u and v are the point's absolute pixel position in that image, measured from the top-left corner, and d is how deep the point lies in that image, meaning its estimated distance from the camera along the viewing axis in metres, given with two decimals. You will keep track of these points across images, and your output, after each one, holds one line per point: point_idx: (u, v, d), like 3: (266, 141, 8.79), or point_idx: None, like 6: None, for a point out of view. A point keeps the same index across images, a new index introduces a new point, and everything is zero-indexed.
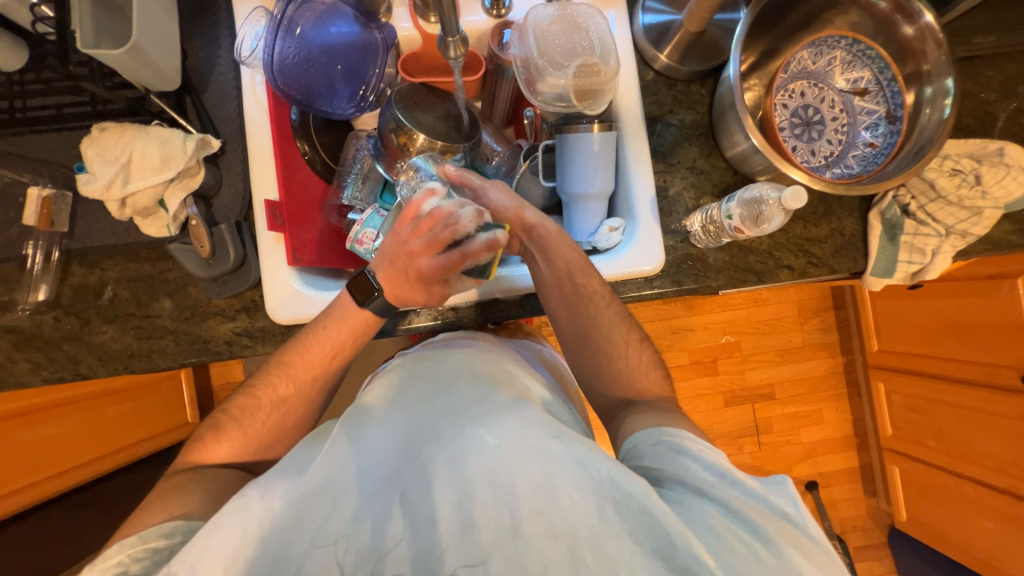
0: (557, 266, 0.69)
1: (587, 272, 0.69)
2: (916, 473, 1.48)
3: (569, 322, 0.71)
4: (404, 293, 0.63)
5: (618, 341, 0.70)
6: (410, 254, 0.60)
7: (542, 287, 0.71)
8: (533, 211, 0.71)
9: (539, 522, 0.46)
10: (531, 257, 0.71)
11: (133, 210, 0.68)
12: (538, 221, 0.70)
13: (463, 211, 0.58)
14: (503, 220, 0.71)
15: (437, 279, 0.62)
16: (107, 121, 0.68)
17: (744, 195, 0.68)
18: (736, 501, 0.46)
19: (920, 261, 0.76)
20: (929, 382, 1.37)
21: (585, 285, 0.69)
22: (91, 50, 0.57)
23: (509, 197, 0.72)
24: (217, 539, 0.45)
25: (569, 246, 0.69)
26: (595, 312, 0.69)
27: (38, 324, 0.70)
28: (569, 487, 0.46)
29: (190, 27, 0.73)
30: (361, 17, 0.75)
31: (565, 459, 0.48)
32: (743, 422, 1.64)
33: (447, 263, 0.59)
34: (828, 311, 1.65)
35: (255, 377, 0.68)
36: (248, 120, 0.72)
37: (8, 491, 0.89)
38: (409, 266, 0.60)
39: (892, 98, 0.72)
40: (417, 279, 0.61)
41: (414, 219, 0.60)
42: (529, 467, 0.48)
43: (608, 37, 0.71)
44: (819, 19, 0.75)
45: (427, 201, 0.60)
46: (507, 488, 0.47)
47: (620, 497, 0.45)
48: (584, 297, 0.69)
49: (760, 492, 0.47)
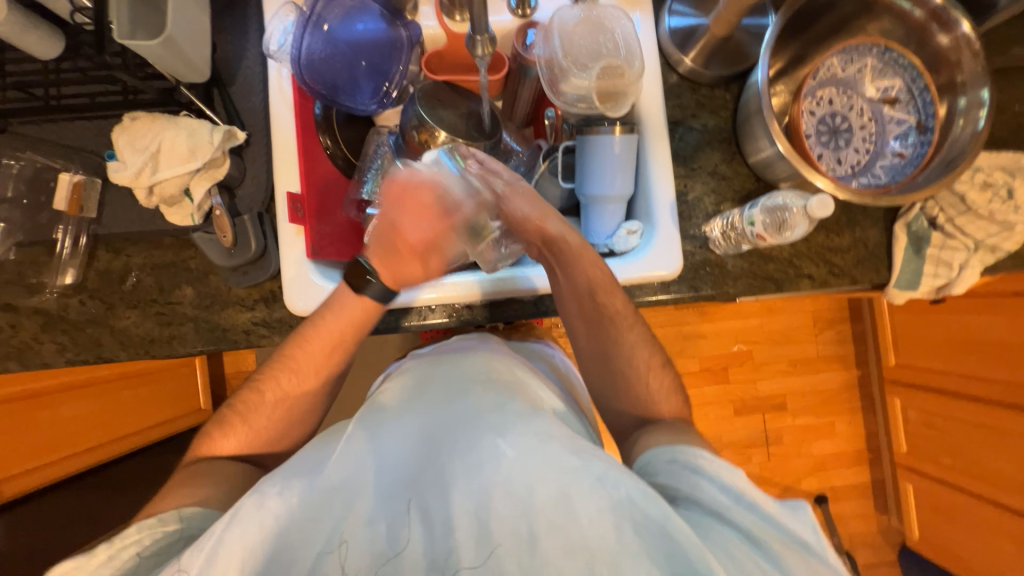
0: (579, 281, 0.68)
1: (610, 291, 0.68)
2: (932, 492, 1.45)
3: (587, 339, 0.72)
4: (403, 271, 0.65)
5: (632, 344, 0.70)
6: (400, 227, 0.64)
7: (561, 300, 0.71)
8: (556, 221, 0.69)
9: (556, 536, 0.46)
10: (550, 268, 0.70)
11: (160, 198, 0.69)
12: (560, 233, 0.68)
13: (444, 179, 0.67)
14: (523, 230, 0.70)
15: (429, 247, 0.65)
16: (138, 110, 0.69)
17: (767, 202, 0.67)
18: (757, 529, 0.45)
19: (946, 275, 0.74)
20: (946, 399, 1.34)
21: (606, 303, 0.68)
22: (129, 42, 0.59)
23: (533, 203, 0.69)
24: (237, 530, 0.45)
25: (593, 263, 0.67)
26: (615, 329, 0.69)
27: (64, 306, 0.72)
28: (588, 504, 0.46)
29: (221, 20, 0.75)
30: (387, 14, 0.75)
31: (584, 475, 0.48)
32: (752, 432, 1.62)
33: (439, 228, 0.65)
34: (844, 323, 1.63)
35: (260, 372, 0.68)
36: (274, 114, 0.73)
37: (26, 469, 0.91)
38: (400, 238, 0.64)
39: (924, 108, 0.71)
40: (411, 250, 0.64)
41: (405, 191, 0.65)
42: (548, 482, 0.48)
43: (632, 38, 0.71)
44: (851, 26, 0.73)
45: (412, 174, 0.66)
46: (525, 501, 0.48)
47: (640, 519, 0.45)
48: (605, 316, 0.69)
49: (778, 516, 0.46)
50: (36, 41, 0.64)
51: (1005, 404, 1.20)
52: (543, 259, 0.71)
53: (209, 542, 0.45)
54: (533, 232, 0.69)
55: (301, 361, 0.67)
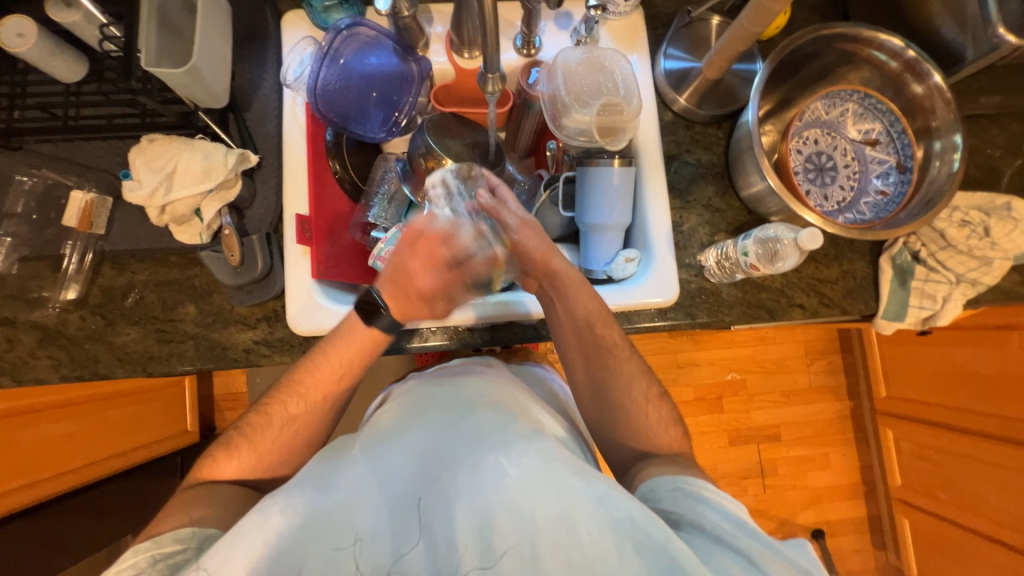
0: (577, 315, 0.70)
1: (607, 324, 0.70)
2: (927, 527, 1.44)
3: (585, 372, 0.73)
4: (411, 310, 0.65)
5: (629, 369, 0.71)
6: (416, 271, 0.63)
7: (560, 332, 0.72)
8: (560, 257, 0.70)
9: (558, 555, 0.46)
10: (549, 300, 0.72)
11: (171, 216, 0.71)
12: (563, 268, 0.70)
13: (464, 229, 0.65)
14: (527, 262, 0.70)
15: (439, 296, 0.64)
16: (155, 133, 0.72)
17: (759, 234, 0.70)
18: (757, 553, 0.46)
19: (931, 307, 0.77)
20: (937, 431, 1.36)
21: (604, 336, 0.70)
22: (153, 68, 0.61)
23: (536, 239, 0.69)
24: (240, 550, 0.46)
25: (592, 298, 0.70)
26: (614, 362, 0.71)
27: (64, 321, 0.72)
28: (588, 523, 0.47)
29: (240, 50, 0.78)
30: (399, 49, 0.78)
31: (585, 495, 0.49)
32: (747, 463, 1.61)
33: (450, 279, 0.64)
34: (835, 354, 1.65)
35: (267, 398, 0.68)
36: (287, 137, 0.76)
37: (4, 490, 0.87)
38: (412, 283, 0.63)
39: (902, 150, 0.75)
40: (420, 296, 0.64)
41: (422, 239, 0.63)
42: (549, 501, 0.49)
43: (631, 78, 0.76)
44: (833, 74, 0.79)
45: (438, 222, 0.64)
46: (527, 519, 0.48)
47: (640, 537, 0.46)
48: (603, 349, 0.70)
49: (781, 548, 0.48)
50: (62, 65, 0.67)
51: (994, 436, 1.22)
52: (542, 292, 0.72)
53: (214, 555, 0.46)
54: (537, 265, 0.70)
55: (305, 381, 0.67)
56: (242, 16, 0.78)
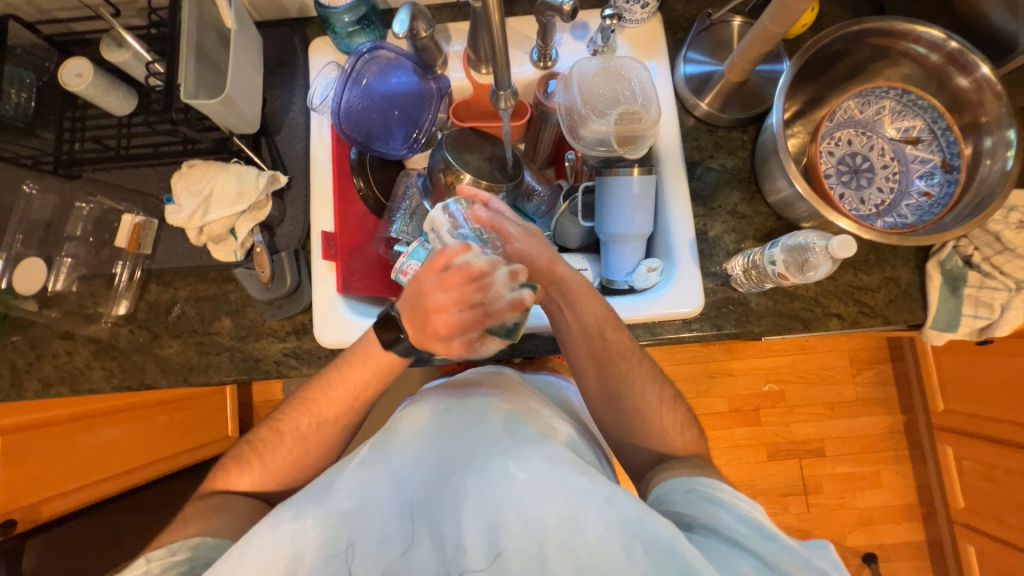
0: (586, 321, 0.69)
1: (616, 328, 0.69)
2: (994, 555, 1.31)
3: (597, 381, 0.71)
4: (426, 342, 0.58)
5: (646, 382, 0.69)
6: (428, 302, 0.53)
7: (568, 338, 0.71)
8: (564, 264, 0.69)
9: (566, 557, 0.49)
10: (557, 309, 0.71)
11: (208, 236, 0.75)
12: (568, 275, 0.69)
13: (496, 271, 0.53)
14: (531, 268, 0.69)
15: (456, 335, 0.54)
16: (195, 159, 0.77)
17: (788, 241, 0.66)
18: (770, 554, 0.48)
19: (988, 316, 0.71)
20: (1001, 449, 1.24)
21: (614, 341, 0.69)
22: (192, 100, 0.65)
23: (540, 248, 0.69)
24: (253, 553, 0.49)
25: (599, 303, 0.69)
26: (626, 369, 0.69)
27: (115, 335, 0.77)
28: (596, 524, 0.49)
29: (271, 77, 0.82)
30: (419, 69, 0.81)
31: (593, 496, 0.51)
32: (789, 479, 1.52)
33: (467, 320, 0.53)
34: (884, 363, 1.54)
35: (286, 409, 0.71)
36: (313, 158, 0.79)
37: (62, 492, 0.96)
38: (426, 313, 0.54)
39: (948, 148, 0.70)
40: (435, 333, 0.54)
41: (442, 263, 0.52)
42: (557, 502, 0.51)
43: (649, 85, 0.74)
44: (868, 70, 0.75)
45: (466, 254, 0.52)
46: (535, 520, 0.51)
47: (648, 540, 0.47)
48: (613, 358, 0.69)
49: (801, 551, 0.48)
50: (115, 100, 0.74)
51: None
52: (548, 300, 0.71)
53: (229, 559, 0.49)
54: (542, 272, 0.69)
55: (333, 393, 0.69)
56: (273, 45, 0.83)
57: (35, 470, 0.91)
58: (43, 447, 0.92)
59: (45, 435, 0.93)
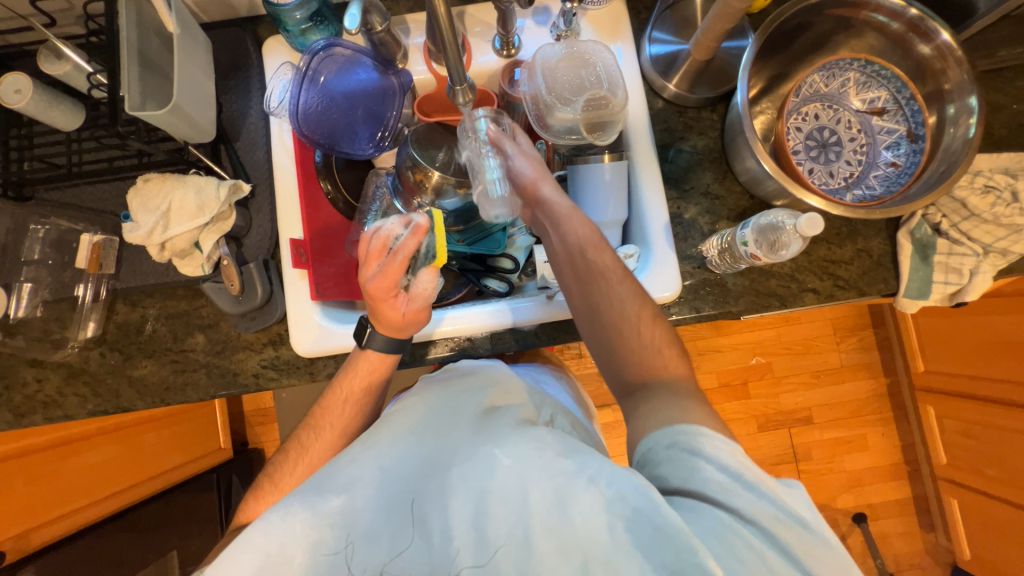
0: (566, 240, 0.63)
1: (598, 247, 0.62)
2: (976, 507, 1.36)
3: (586, 315, 0.62)
4: (386, 317, 0.63)
5: (624, 289, 0.61)
6: (361, 280, 0.63)
7: (553, 261, 0.66)
8: (550, 184, 0.66)
9: (551, 538, 0.48)
10: (544, 231, 0.67)
11: (171, 252, 0.72)
12: (551, 194, 0.65)
13: (387, 221, 0.64)
14: (520, 187, 0.68)
15: (391, 288, 0.61)
16: (150, 172, 0.73)
17: (759, 221, 0.66)
18: (752, 508, 0.43)
19: (958, 282, 0.72)
20: (977, 404, 1.29)
21: (596, 260, 0.62)
22: (137, 111, 0.62)
23: (534, 165, 0.68)
24: (247, 558, 0.50)
25: (580, 220, 0.63)
26: (605, 287, 0.60)
27: (85, 359, 0.75)
28: (581, 505, 0.47)
29: (225, 82, 0.79)
30: (379, 64, 0.78)
31: (577, 476, 0.49)
32: (779, 449, 1.55)
33: (383, 266, 0.61)
34: (866, 329, 1.57)
35: (290, 437, 0.71)
36: (276, 164, 0.77)
37: (65, 511, 0.95)
38: (365, 290, 0.62)
39: (912, 117, 0.70)
40: (377, 295, 0.62)
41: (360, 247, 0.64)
42: (544, 485, 0.50)
43: (615, 69, 0.73)
44: (832, 43, 0.74)
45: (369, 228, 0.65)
46: (520, 504, 0.50)
47: (632, 513, 0.45)
48: (593, 273, 0.61)
49: (776, 494, 0.44)
50: (61, 116, 0.70)
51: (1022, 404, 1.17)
52: (539, 224, 0.68)
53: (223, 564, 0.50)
54: (528, 191, 0.67)
55: (318, 420, 0.68)
56: (224, 47, 0.79)
57: (22, 497, 0.88)
58: (37, 474, 0.92)
59: (34, 461, 0.92)
